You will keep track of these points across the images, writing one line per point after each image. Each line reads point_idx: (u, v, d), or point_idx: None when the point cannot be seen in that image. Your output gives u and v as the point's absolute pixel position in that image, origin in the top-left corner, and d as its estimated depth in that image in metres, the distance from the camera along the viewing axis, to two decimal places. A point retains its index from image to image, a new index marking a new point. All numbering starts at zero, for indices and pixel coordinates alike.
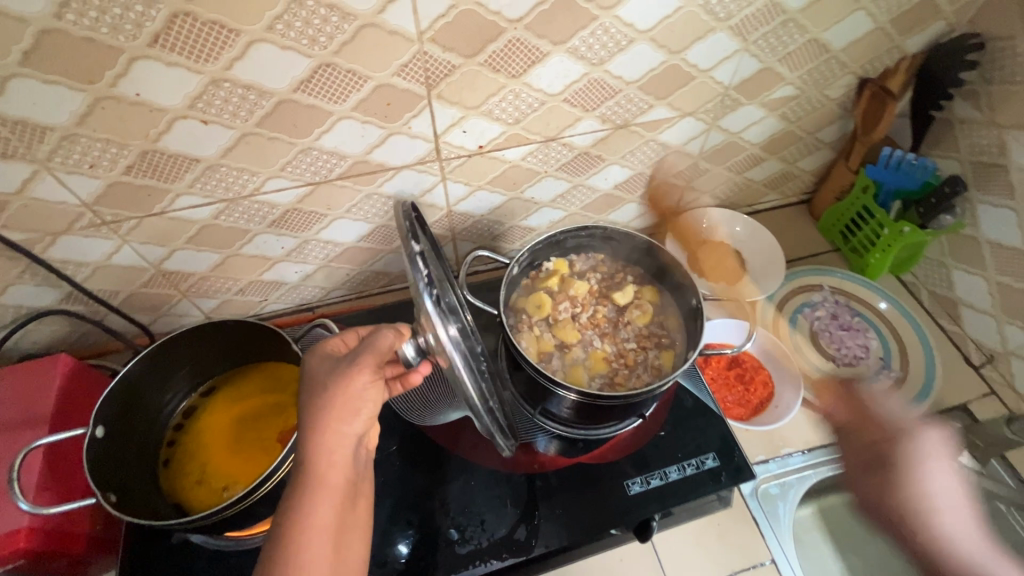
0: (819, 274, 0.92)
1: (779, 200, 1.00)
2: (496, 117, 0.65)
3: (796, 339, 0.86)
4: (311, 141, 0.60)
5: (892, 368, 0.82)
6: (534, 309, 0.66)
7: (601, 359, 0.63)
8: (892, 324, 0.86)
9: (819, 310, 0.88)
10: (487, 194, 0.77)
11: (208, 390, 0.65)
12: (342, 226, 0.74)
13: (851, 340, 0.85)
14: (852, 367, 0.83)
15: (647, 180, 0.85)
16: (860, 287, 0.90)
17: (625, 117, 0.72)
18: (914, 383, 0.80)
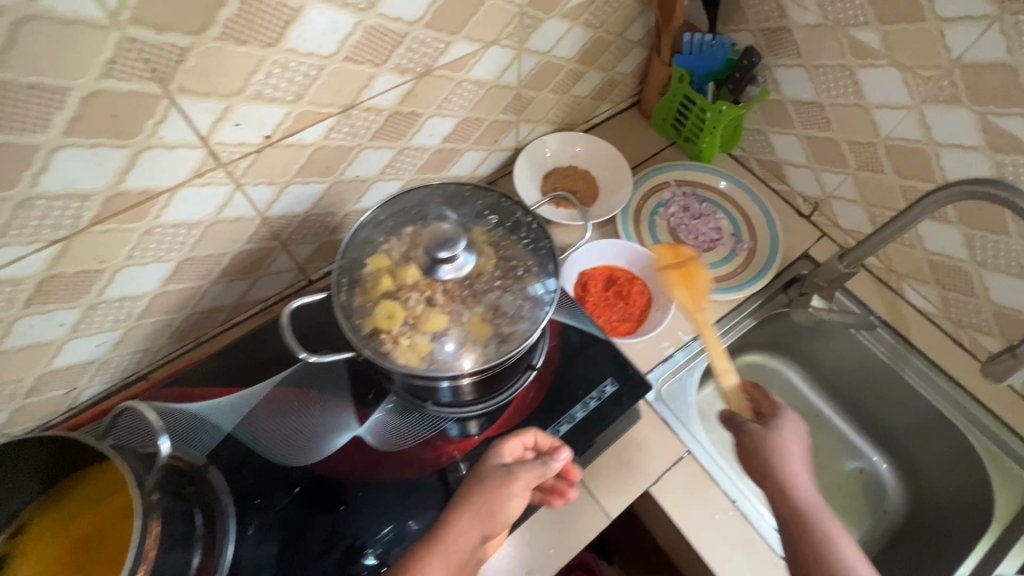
0: (664, 172, 0.94)
1: (611, 108, 1.00)
2: (269, 97, 0.55)
3: (660, 242, 0.88)
4: (25, 189, 0.46)
5: (742, 240, 0.88)
6: (385, 320, 0.56)
7: (481, 323, 0.57)
8: (734, 201, 0.91)
9: (672, 207, 0.91)
10: (301, 189, 0.67)
11: (18, 531, 0.50)
12: (132, 276, 0.60)
13: (705, 227, 0.89)
14: (711, 251, 0.87)
15: (476, 123, 0.79)
16: (701, 173, 0.94)
17: (424, 62, 0.64)
18: (764, 248, 0.87)
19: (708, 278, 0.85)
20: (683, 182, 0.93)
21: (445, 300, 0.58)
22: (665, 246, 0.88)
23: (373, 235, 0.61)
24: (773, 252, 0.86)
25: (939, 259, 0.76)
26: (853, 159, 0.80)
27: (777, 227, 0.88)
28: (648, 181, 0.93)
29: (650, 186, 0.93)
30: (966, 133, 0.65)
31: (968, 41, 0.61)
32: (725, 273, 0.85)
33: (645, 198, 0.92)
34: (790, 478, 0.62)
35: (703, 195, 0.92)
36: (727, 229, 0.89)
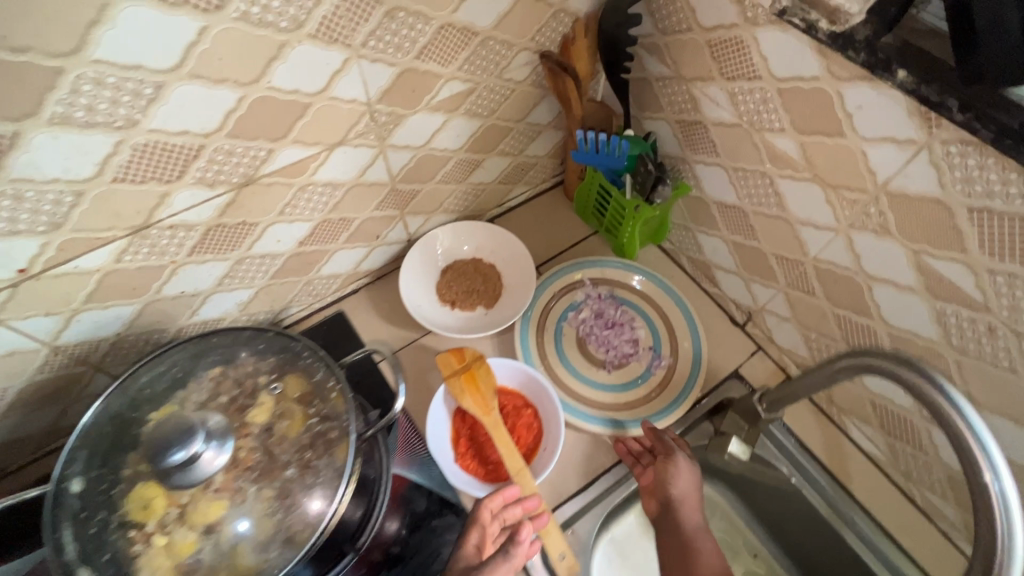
0: (579, 267, 0.82)
1: (529, 189, 0.90)
2: (8, 230, 0.44)
3: (564, 355, 0.77)
4: None
5: (660, 355, 0.76)
6: (143, 509, 0.45)
7: (265, 514, 0.46)
8: (655, 305, 0.79)
9: (583, 311, 0.79)
10: (101, 313, 0.56)
11: None
12: None
13: (617, 339, 0.77)
14: (621, 369, 0.76)
15: (343, 222, 0.69)
16: (621, 271, 0.82)
17: (241, 172, 0.53)
18: (684, 368, 0.75)
19: (616, 404, 0.74)
20: (600, 280, 0.81)
21: (224, 481, 0.46)
22: (570, 360, 0.76)
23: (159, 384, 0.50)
24: (694, 375, 0.73)
25: (882, 401, 0.64)
26: (781, 274, 0.68)
27: (700, 343, 0.75)
28: (559, 278, 0.81)
29: (561, 286, 0.81)
30: (900, 270, 0.53)
31: (893, 168, 0.49)
32: (634, 398, 0.74)
33: (553, 299, 0.80)
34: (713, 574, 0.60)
35: (621, 298, 0.80)
36: (644, 342, 0.77)
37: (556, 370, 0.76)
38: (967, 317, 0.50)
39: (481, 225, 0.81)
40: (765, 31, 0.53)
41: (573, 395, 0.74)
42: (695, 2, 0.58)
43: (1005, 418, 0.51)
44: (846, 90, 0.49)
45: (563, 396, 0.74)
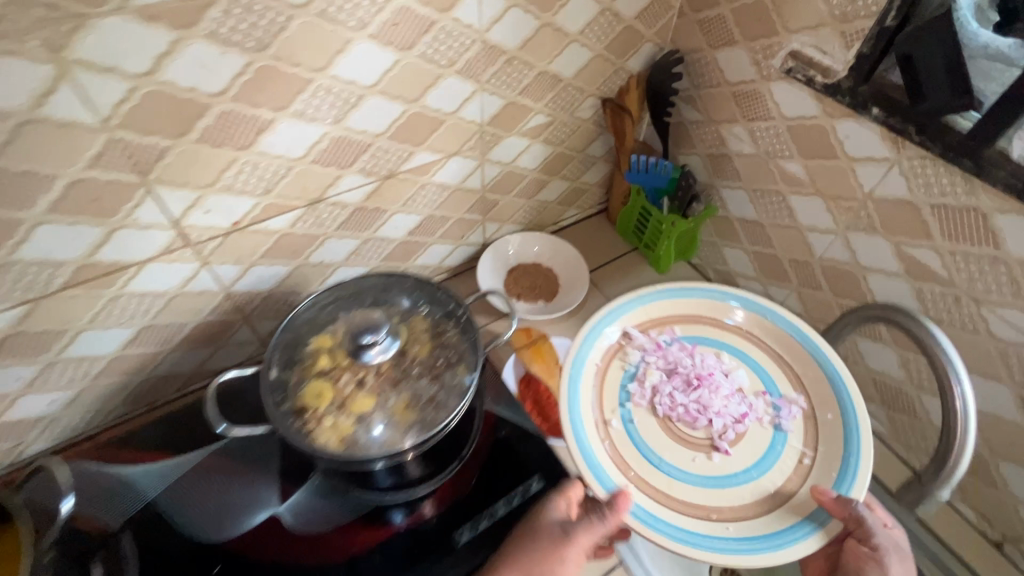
0: (619, 325, 0.67)
1: (580, 212, 1.07)
2: (239, 190, 0.62)
3: (648, 449, 0.59)
4: (5, 255, 0.53)
5: (783, 399, 0.62)
6: (315, 398, 0.59)
7: (406, 408, 0.60)
8: (732, 337, 0.68)
9: (646, 380, 0.63)
10: (266, 269, 0.72)
11: None
12: (91, 339, 0.64)
13: (712, 399, 0.61)
14: (741, 444, 0.59)
15: (442, 220, 0.85)
16: (686, 303, 0.69)
17: (389, 167, 0.71)
18: (824, 403, 0.61)
19: (761, 487, 0.57)
20: (641, 330, 0.67)
21: (375, 382, 0.61)
22: (658, 455, 0.59)
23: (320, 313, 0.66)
24: (854, 428, 0.59)
25: (881, 378, 0.77)
26: (795, 275, 0.83)
27: (839, 370, 0.63)
28: (602, 339, 0.66)
29: (601, 360, 0.65)
30: (886, 261, 0.70)
31: (876, 180, 0.66)
32: (770, 487, 0.57)
33: (598, 376, 0.63)
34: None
35: (682, 339, 0.67)
36: (747, 387, 0.64)
37: (651, 477, 0.57)
38: (939, 293, 0.65)
39: (545, 236, 0.99)
40: (777, 85, 0.72)
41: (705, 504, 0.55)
42: (723, 66, 0.79)
43: (975, 374, 0.65)
44: (838, 125, 0.68)
45: (688, 519, 0.54)
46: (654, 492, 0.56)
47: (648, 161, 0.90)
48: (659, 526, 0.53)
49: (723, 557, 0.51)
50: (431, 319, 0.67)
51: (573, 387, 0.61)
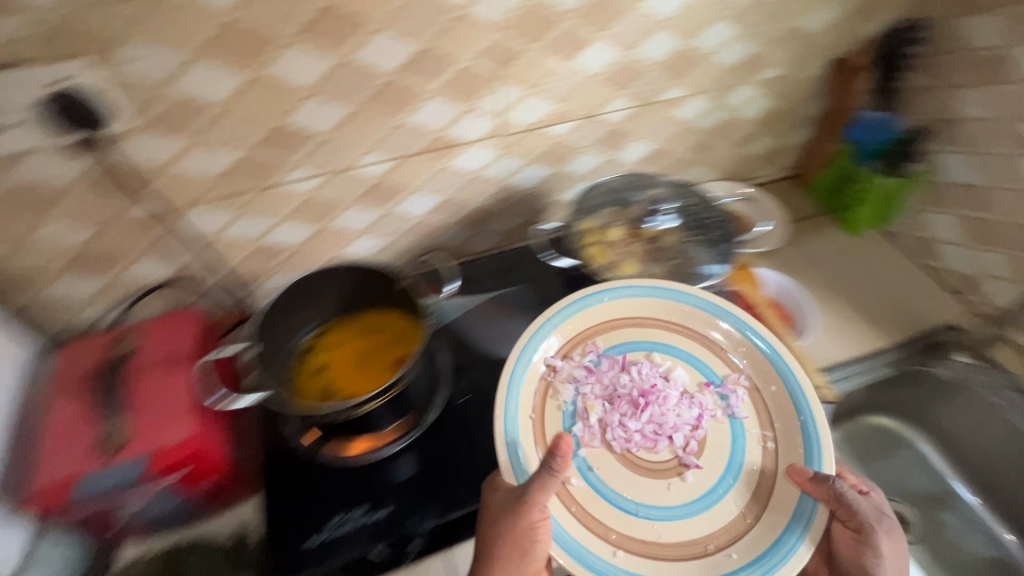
0: (541, 355, 0.70)
1: (773, 172, 1.16)
2: (548, 95, 0.80)
3: (614, 492, 0.64)
4: (404, 117, 0.74)
5: (723, 387, 0.70)
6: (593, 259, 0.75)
7: (663, 277, 0.74)
8: (721, 336, 0.74)
9: (591, 416, 0.67)
10: (536, 169, 0.90)
11: (320, 334, 0.74)
12: (416, 200, 0.87)
13: (654, 415, 0.67)
14: (722, 425, 0.68)
15: (666, 153, 0.99)
16: (655, 306, 0.75)
17: (648, 95, 0.87)
18: (775, 381, 0.70)
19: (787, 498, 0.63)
20: (562, 357, 0.71)
21: (638, 257, 0.76)
22: (607, 485, 0.64)
23: (600, 202, 0.83)
24: (809, 418, 0.66)
25: None
26: (1006, 241, 0.89)
27: (775, 345, 0.71)
28: (539, 355, 0.70)
29: (531, 411, 0.67)
30: None
31: None
32: (740, 508, 0.64)
33: (537, 427, 0.66)
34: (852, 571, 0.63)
35: (671, 351, 0.73)
36: (688, 384, 0.71)
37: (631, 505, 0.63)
38: None
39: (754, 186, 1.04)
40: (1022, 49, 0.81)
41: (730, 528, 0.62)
42: (973, 32, 0.87)
43: None
44: None
45: (654, 564, 0.60)
46: (654, 541, 0.61)
47: (873, 118, 0.94)
48: (737, 568, 0.60)
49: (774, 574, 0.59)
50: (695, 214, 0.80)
51: (514, 454, 0.62)
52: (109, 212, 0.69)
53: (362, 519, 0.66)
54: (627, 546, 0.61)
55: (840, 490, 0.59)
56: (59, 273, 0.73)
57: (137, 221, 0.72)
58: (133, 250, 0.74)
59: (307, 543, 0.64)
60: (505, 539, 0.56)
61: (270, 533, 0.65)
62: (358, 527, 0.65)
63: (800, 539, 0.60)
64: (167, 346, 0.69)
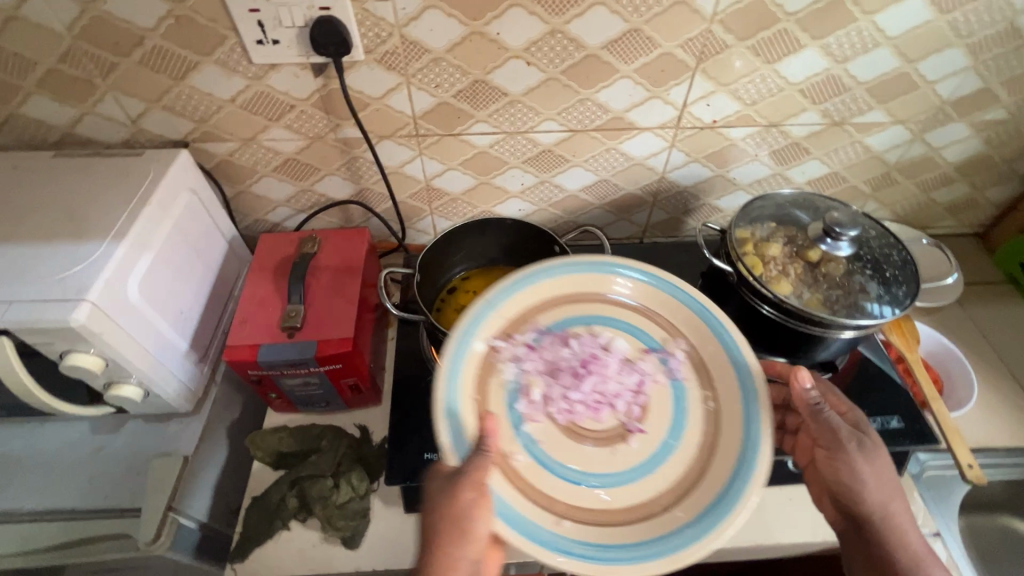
0: (480, 340, 0.63)
1: (955, 227, 1.03)
2: (738, 95, 0.78)
3: (546, 455, 0.60)
4: (592, 92, 0.76)
5: (664, 351, 0.66)
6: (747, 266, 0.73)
7: (819, 301, 0.70)
8: (657, 309, 0.68)
9: (534, 392, 0.62)
10: (699, 168, 0.89)
11: (466, 277, 0.80)
12: (574, 174, 0.89)
13: (597, 385, 0.63)
14: (663, 388, 0.64)
15: (839, 181, 0.93)
16: (568, 277, 0.68)
17: (844, 115, 0.82)
18: (705, 338, 0.66)
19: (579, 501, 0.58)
20: (501, 338, 0.64)
21: (794, 275, 0.73)
22: (537, 445, 0.60)
23: (765, 217, 0.80)
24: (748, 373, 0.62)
25: None
26: None
27: (687, 289, 0.67)
28: (496, 317, 0.64)
29: (473, 394, 0.60)
30: None
31: None
32: (686, 463, 0.60)
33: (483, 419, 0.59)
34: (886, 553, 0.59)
35: (610, 322, 0.68)
36: (629, 353, 0.66)
37: (518, 464, 0.59)
38: None
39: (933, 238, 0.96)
40: None
41: (672, 495, 0.58)
42: None
43: None
44: None
45: (614, 531, 0.56)
46: (564, 502, 0.57)
47: None
48: (655, 537, 0.55)
49: (716, 529, 0.54)
50: (871, 254, 0.74)
51: (450, 425, 0.56)
52: (321, 129, 0.79)
53: None
54: (523, 505, 0.56)
55: (817, 404, 0.64)
56: (268, 172, 0.85)
57: (336, 143, 0.81)
58: (326, 167, 0.84)
59: (424, 457, 0.70)
60: (443, 518, 0.53)
61: (394, 439, 0.72)
62: None
63: (748, 488, 0.56)
64: (342, 256, 0.78)
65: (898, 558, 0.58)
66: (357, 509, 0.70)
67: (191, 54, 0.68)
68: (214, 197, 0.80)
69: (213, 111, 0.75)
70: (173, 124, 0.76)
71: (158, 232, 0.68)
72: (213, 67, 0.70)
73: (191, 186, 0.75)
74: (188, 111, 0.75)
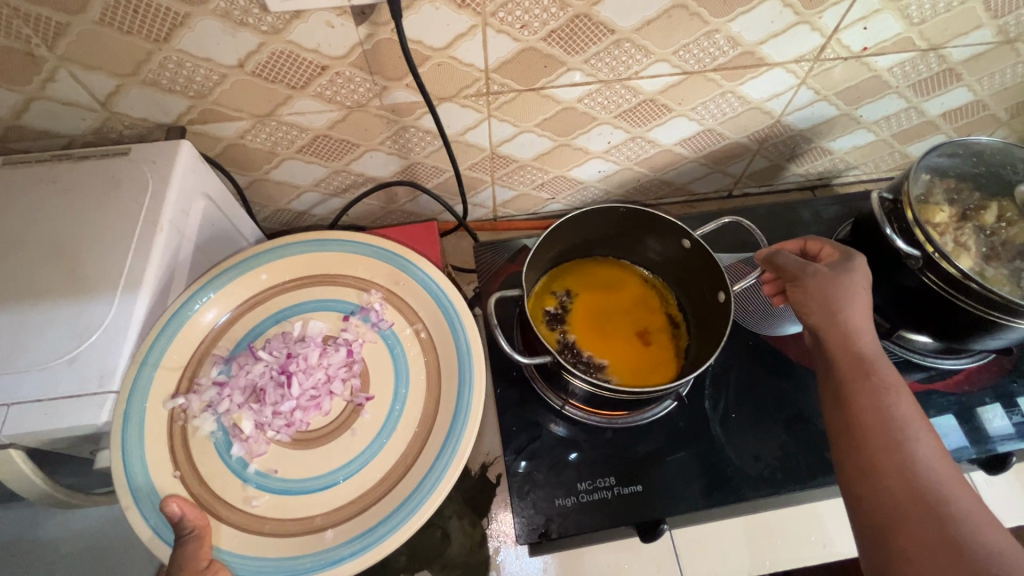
0: (158, 402, 0.47)
1: None
2: (906, 14, 0.60)
3: (282, 484, 0.48)
4: (724, 22, 0.57)
5: (361, 309, 0.56)
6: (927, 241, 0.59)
7: (1006, 281, 0.58)
8: (356, 274, 0.58)
9: (243, 431, 0.49)
10: (824, 107, 0.73)
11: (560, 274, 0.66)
12: (674, 126, 0.71)
13: (305, 381, 0.51)
14: (377, 345, 0.55)
15: (979, 109, 0.78)
16: (275, 268, 0.56)
17: (1020, 30, 0.65)
18: (394, 278, 0.57)
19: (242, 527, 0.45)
20: (183, 392, 0.49)
21: (976, 249, 0.60)
22: (270, 476, 0.48)
23: (928, 167, 0.64)
24: (448, 303, 0.55)
25: None
26: None
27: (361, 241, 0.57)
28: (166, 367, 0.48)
29: (174, 468, 0.47)
30: None
31: None
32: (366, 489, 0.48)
33: (194, 486, 0.46)
34: (891, 444, 0.45)
35: (301, 308, 0.56)
36: (328, 331, 0.55)
37: (233, 500, 0.47)
38: None
39: None
40: None
41: (410, 457, 0.50)
42: None
43: None
44: None
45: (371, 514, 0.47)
46: (276, 519, 0.46)
47: None
48: (376, 524, 0.45)
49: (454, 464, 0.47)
50: None
51: (147, 511, 0.44)
52: (362, 96, 0.59)
53: (612, 491, 0.59)
54: (231, 542, 0.44)
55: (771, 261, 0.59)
56: (290, 154, 0.65)
57: (378, 112, 0.61)
58: (367, 142, 0.65)
59: (556, 504, 0.58)
60: None
61: (519, 481, 0.59)
62: (609, 497, 0.58)
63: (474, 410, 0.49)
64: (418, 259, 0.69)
65: (884, 434, 0.45)
66: (478, 562, 0.58)
67: (175, 4, 0.46)
68: (228, 195, 0.62)
69: (214, 82, 0.54)
70: (159, 104, 0.55)
71: (177, 263, 0.51)
72: (210, 22, 0.48)
73: (205, 189, 0.57)
74: (179, 86, 0.54)
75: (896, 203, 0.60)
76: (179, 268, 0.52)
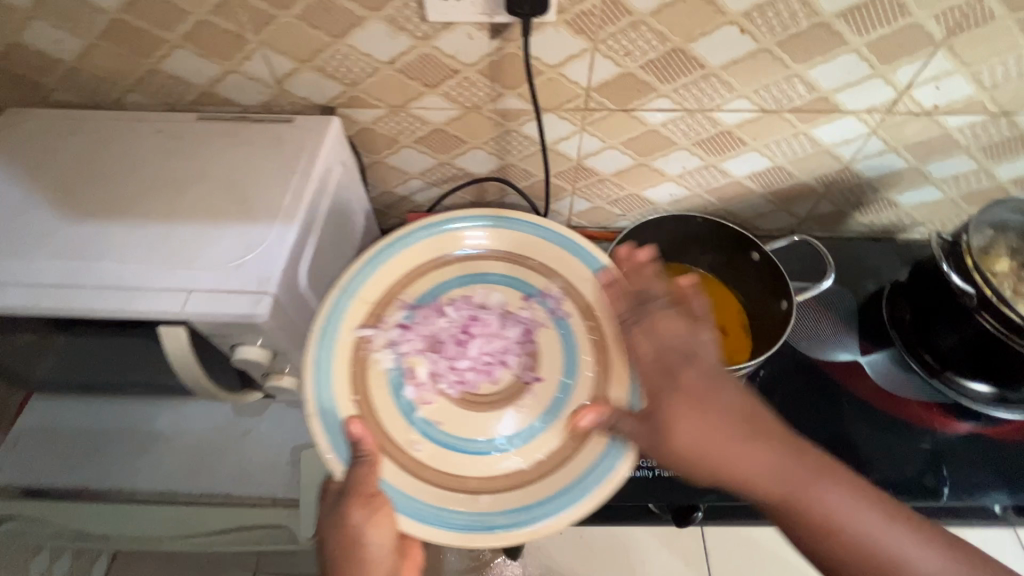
0: (347, 330, 0.56)
1: None
2: (977, 79, 0.65)
3: (448, 438, 0.53)
4: (804, 68, 0.65)
5: (540, 293, 0.60)
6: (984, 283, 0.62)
7: None
8: (540, 258, 0.62)
9: (415, 373, 0.55)
10: (894, 158, 0.78)
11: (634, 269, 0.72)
12: (746, 159, 0.78)
13: (483, 347, 0.57)
14: (550, 331, 0.58)
15: None
16: (468, 241, 0.63)
17: None
18: (573, 268, 0.61)
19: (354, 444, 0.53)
20: (370, 325, 0.57)
21: None
22: (434, 427, 0.53)
23: (992, 220, 0.68)
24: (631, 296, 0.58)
25: None
26: None
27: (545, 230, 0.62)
28: (360, 300, 0.58)
29: (354, 393, 0.53)
30: None
31: None
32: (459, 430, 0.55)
33: (364, 411, 0.52)
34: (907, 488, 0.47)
35: (485, 279, 0.61)
36: (508, 305, 0.60)
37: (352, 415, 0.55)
38: None
39: None
40: None
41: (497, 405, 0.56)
42: None
43: None
44: None
45: (524, 493, 0.50)
46: (435, 468, 0.51)
47: None
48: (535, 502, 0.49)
49: (618, 467, 0.49)
50: None
51: (329, 430, 0.50)
52: (480, 99, 0.70)
53: (653, 471, 0.64)
54: (397, 480, 0.49)
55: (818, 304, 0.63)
56: (409, 143, 0.77)
57: (490, 114, 0.72)
58: (474, 140, 0.76)
59: None
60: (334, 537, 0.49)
61: None
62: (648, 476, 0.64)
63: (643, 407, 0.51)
64: None
65: None
66: None
67: (359, 9, 0.59)
68: (355, 169, 0.74)
69: (368, 73, 0.67)
70: (321, 87, 0.68)
71: (319, 211, 0.62)
72: (381, 25, 0.61)
73: (341, 159, 0.69)
74: (340, 74, 0.67)
75: (955, 245, 0.64)
76: (320, 217, 0.63)
